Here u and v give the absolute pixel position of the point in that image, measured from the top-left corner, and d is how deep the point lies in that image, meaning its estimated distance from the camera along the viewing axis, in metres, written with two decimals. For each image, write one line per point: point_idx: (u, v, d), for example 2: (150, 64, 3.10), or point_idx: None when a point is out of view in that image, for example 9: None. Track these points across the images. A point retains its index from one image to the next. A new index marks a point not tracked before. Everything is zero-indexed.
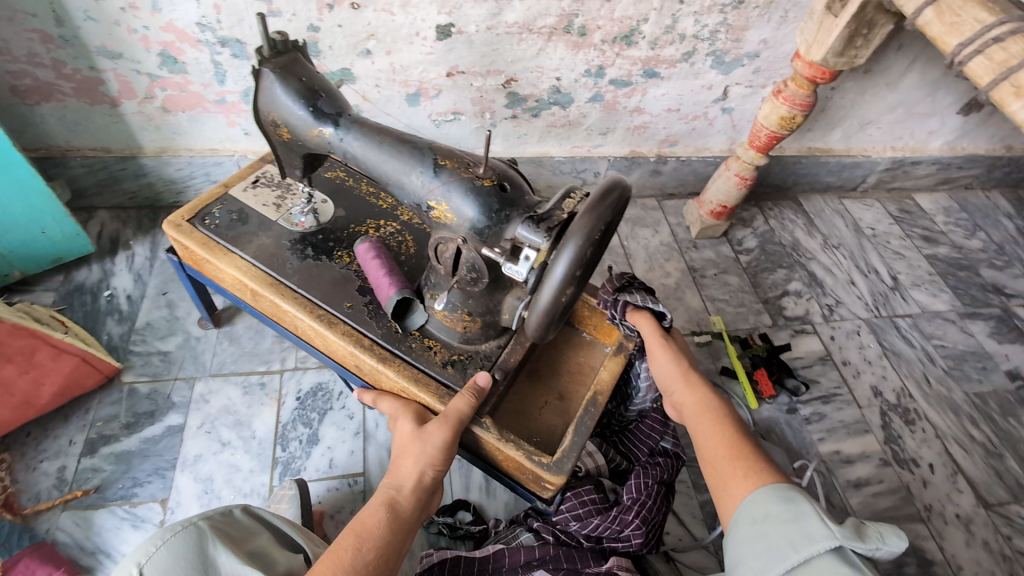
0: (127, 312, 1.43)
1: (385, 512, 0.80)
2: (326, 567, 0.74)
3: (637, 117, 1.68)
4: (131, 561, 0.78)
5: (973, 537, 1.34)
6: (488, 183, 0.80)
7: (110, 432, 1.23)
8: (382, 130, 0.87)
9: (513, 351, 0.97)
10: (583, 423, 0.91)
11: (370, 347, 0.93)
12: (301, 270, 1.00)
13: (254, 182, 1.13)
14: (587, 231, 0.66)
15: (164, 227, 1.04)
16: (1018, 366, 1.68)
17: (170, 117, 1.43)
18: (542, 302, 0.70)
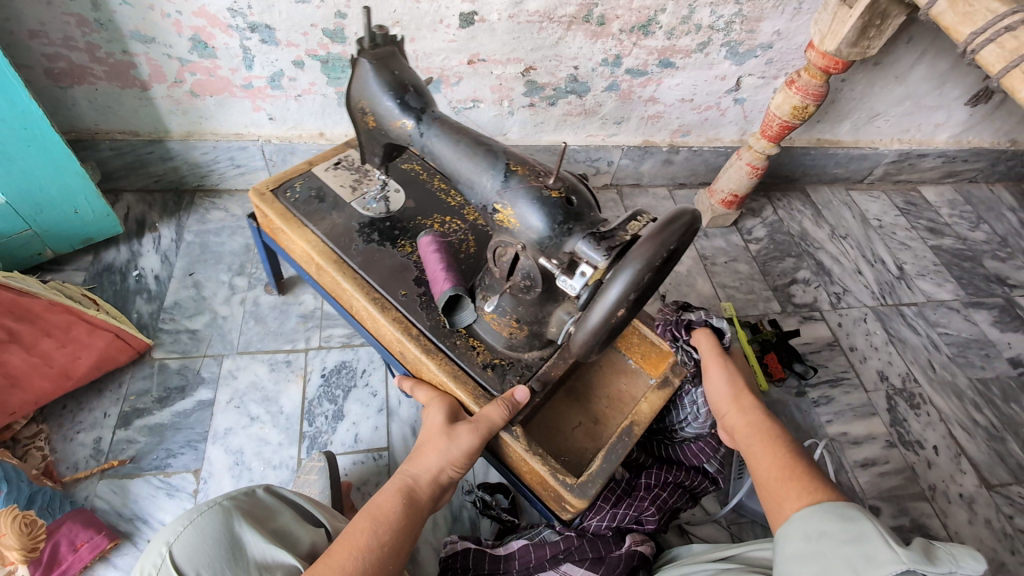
0: (156, 291, 1.47)
1: (400, 499, 0.83)
2: (341, 551, 0.77)
3: (651, 107, 1.72)
4: (160, 540, 0.78)
5: (976, 516, 1.38)
6: (556, 195, 0.80)
7: (142, 406, 1.27)
8: (461, 130, 0.90)
9: (556, 365, 0.99)
10: (614, 450, 0.91)
11: (416, 336, 0.98)
12: (362, 253, 1.06)
13: (336, 164, 1.21)
14: (649, 258, 0.66)
15: (251, 192, 1.14)
16: (1020, 354, 1.72)
17: (197, 101, 1.47)
18: (591, 320, 0.70)
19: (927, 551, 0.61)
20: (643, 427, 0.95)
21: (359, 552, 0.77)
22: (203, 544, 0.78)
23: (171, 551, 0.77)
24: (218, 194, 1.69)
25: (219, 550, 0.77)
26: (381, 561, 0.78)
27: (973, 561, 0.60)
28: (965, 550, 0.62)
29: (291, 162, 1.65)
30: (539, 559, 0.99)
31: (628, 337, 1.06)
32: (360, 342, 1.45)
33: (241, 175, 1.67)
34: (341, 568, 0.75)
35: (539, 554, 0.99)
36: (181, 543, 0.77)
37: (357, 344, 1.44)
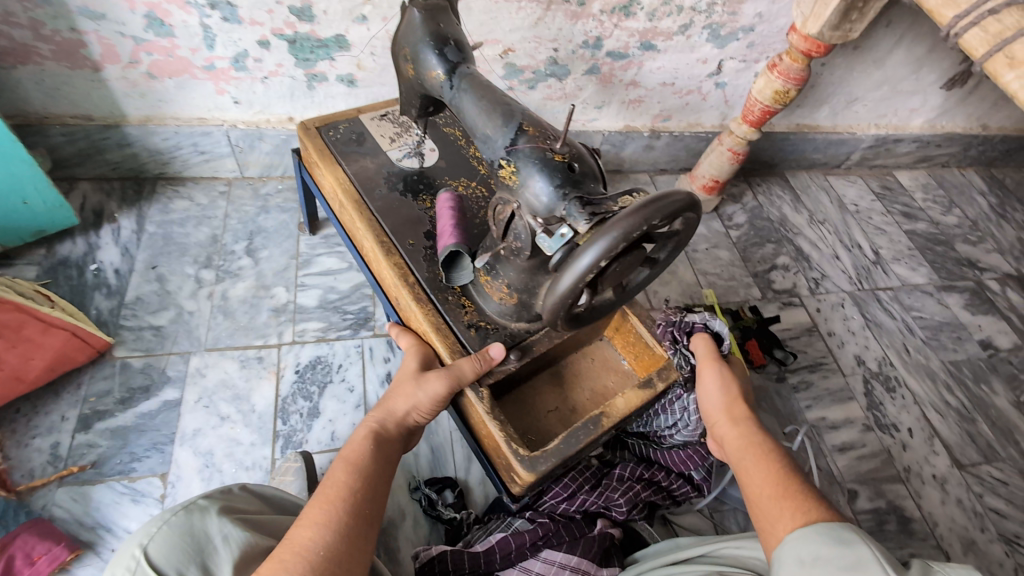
0: (116, 286, 1.39)
1: (369, 444, 0.82)
2: (316, 505, 0.73)
3: (632, 91, 1.68)
4: (133, 541, 0.70)
5: (948, 495, 1.42)
6: (558, 159, 0.76)
7: (104, 408, 1.21)
8: (489, 89, 0.86)
9: (539, 341, 0.95)
10: (575, 436, 0.87)
11: (411, 284, 0.97)
12: (381, 199, 1.07)
13: (382, 115, 1.23)
14: (628, 228, 0.62)
15: (299, 125, 1.20)
16: (990, 337, 1.76)
17: (155, 83, 1.38)
18: (561, 286, 0.67)
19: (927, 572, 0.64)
20: (613, 421, 0.89)
21: (335, 503, 0.73)
22: (183, 546, 0.71)
23: (147, 554, 0.69)
24: (181, 182, 1.61)
25: (198, 554, 0.71)
26: (360, 503, 0.75)
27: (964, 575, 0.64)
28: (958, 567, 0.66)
29: (258, 148, 1.57)
30: (519, 548, 0.96)
31: (624, 335, 1.01)
32: (336, 336, 1.40)
33: (206, 162, 1.59)
34: (315, 521, 0.71)
35: (518, 542, 0.96)
36: (158, 544, 0.70)
37: (333, 338, 1.39)
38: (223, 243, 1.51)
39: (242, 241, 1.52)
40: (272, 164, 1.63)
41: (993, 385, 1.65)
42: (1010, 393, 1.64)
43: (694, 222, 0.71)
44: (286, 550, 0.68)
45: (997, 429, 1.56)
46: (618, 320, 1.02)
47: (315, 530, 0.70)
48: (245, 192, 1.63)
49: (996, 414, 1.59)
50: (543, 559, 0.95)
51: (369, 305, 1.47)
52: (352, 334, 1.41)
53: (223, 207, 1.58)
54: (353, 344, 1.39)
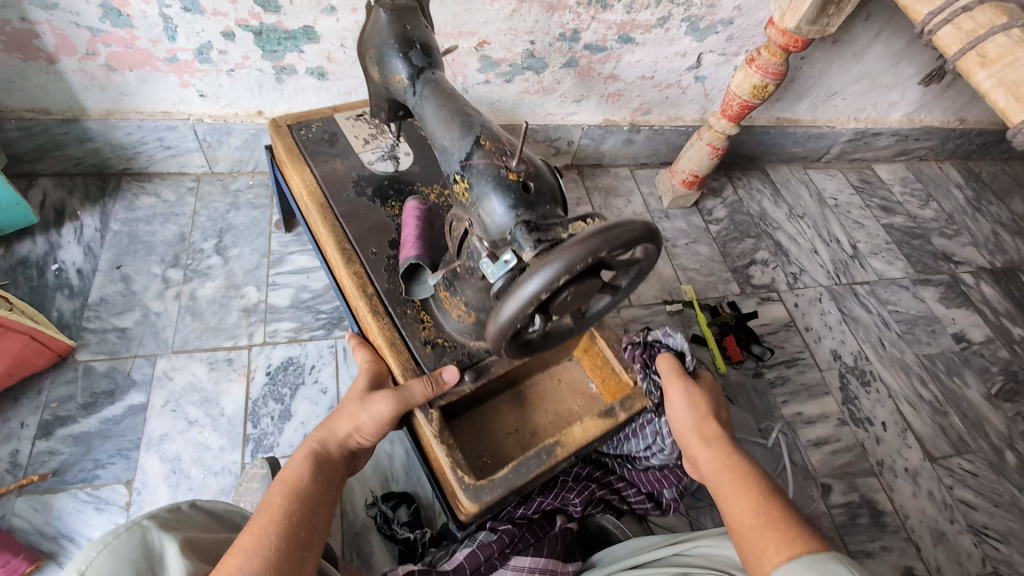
0: (79, 287, 1.35)
1: (308, 466, 0.80)
2: (251, 530, 0.71)
3: (611, 85, 1.66)
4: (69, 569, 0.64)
5: (920, 488, 1.44)
6: (513, 178, 0.74)
7: (66, 414, 1.17)
8: (450, 96, 0.86)
9: (497, 363, 0.94)
10: (525, 465, 0.86)
11: (369, 295, 0.96)
12: (350, 204, 1.07)
13: (359, 115, 1.22)
14: (574, 258, 0.60)
15: (270, 122, 1.19)
16: (964, 330, 1.78)
17: (115, 76, 1.33)
18: (504, 313, 0.64)
19: None
20: (568, 451, 0.88)
21: (271, 527, 0.71)
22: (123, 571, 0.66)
23: None
24: (147, 178, 1.56)
25: None
26: (299, 525, 0.73)
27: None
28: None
29: (227, 143, 1.53)
30: (488, 559, 0.94)
31: (592, 357, 1.02)
32: (309, 336, 1.37)
33: (173, 158, 1.54)
34: (246, 547, 0.68)
35: (486, 553, 0.94)
36: (97, 568, 0.65)
37: (305, 338, 1.36)
38: (191, 242, 1.47)
39: (212, 239, 1.48)
40: (242, 159, 1.58)
41: (965, 377, 1.68)
42: (981, 385, 1.67)
43: (655, 251, 0.70)
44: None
45: (968, 421, 1.59)
46: (586, 341, 1.03)
47: (245, 556, 0.67)
48: (214, 188, 1.58)
49: (967, 407, 1.61)
50: (512, 568, 0.93)
51: (343, 304, 1.44)
52: (324, 334, 1.38)
53: (191, 204, 1.54)
54: (327, 345, 1.36)
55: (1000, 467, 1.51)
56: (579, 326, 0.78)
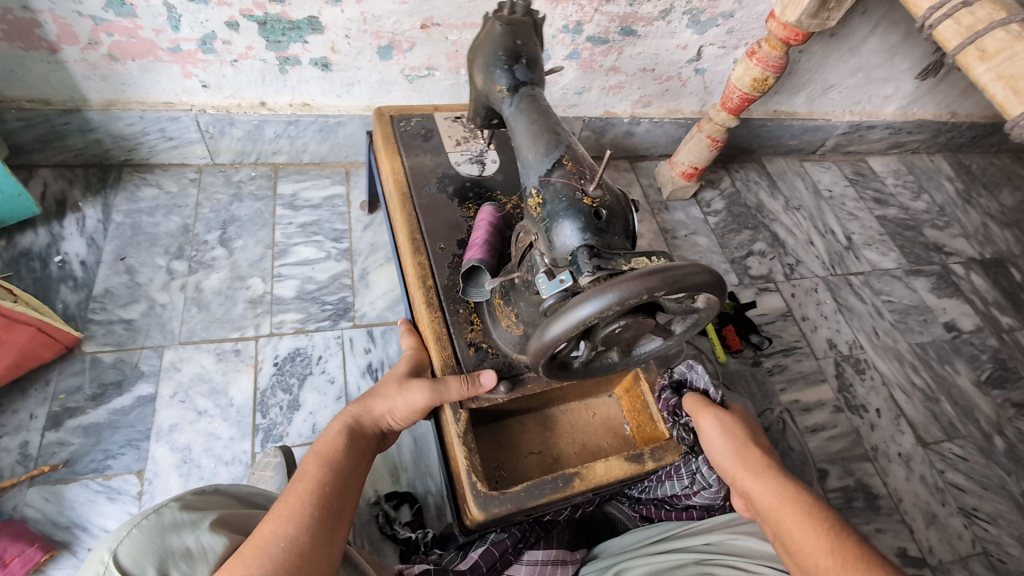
0: (83, 279, 1.34)
1: (343, 438, 0.82)
2: (289, 497, 0.73)
3: (613, 77, 1.67)
4: (103, 548, 0.68)
5: (913, 472, 1.48)
6: (586, 203, 0.76)
7: (75, 405, 1.18)
8: (544, 114, 0.91)
9: (534, 380, 0.92)
10: (539, 487, 0.84)
11: (428, 288, 0.99)
12: (429, 199, 1.11)
13: (456, 117, 1.27)
14: (630, 292, 0.61)
15: (374, 110, 1.26)
16: (954, 319, 1.83)
17: (118, 66, 1.32)
18: (551, 332, 0.65)
19: None
20: (586, 485, 0.85)
21: (308, 495, 0.73)
22: (152, 549, 0.68)
23: (116, 558, 0.67)
24: (148, 169, 1.55)
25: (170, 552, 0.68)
26: (334, 495, 0.75)
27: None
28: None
29: (230, 134, 1.52)
30: (503, 554, 0.93)
31: (631, 400, 0.99)
32: (315, 327, 1.38)
33: (175, 148, 1.53)
34: (287, 513, 0.70)
35: (501, 549, 0.93)
36: (127, 548, 0.67)
37: (312, 329, 1.37)
38: (195, 233, 1.47)
39: (215, 231, 1.48)
40: (244, 150, 1.58)
41: (956, 365, 1.72)
42: (971, 372, 1.72)
43: (717, 302, 0.70)
44: (259, 542, 0.67)
45: (959, 408, 1.63)
46: (630, 381, 0.99)
47: (288, 522, 0.69)
48: (217, 179, 1.58)
49: (958, 394, 1.66)
50: (526, 562, 0.92)
51: (348, 295, 1.44)
52: (331, 325, 1.39)
53: (193, 195, 1.53)
54: (333, 335, 1.37)
55: (989, 451, 1.56)
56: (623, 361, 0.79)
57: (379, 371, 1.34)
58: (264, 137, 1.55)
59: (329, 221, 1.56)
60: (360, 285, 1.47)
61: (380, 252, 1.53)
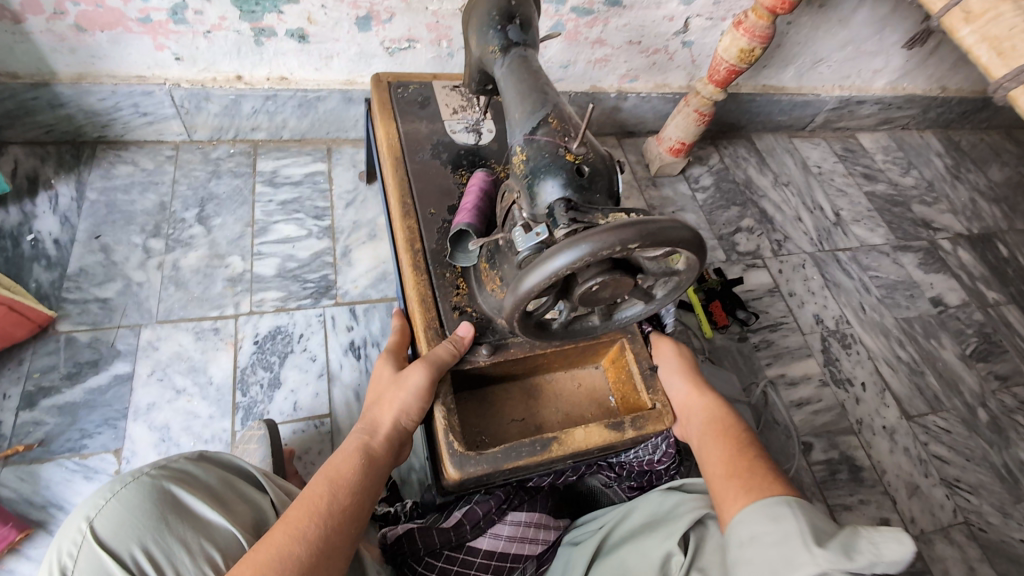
0: (57, 257, 1.31)
1: (359, 459, 0.76)
2: (295, 520, 0.69)
3: (598, 50, 1.64)
4: (81, 514, 0.72)
5: (896, 445, 1.49)
6: (569, 160, 0.76)
7: (49, 384, 1.16)
8: (534, 73, 0.90)
9: (518, 344, 0.90)
10: (516, 450, 0.82)
11: (416, 252, 0.98)
12: (421, 163, 1.10)
13: (455, 86, 1.25)
14: (603, 243, 0.60)
15: (371, 77, 1.24)
16: (941, 294, 1.83)
17: (86, 37, 1.28)
18: (525, 285, 0.64)
19: (847, 546, 0.60)
20: (564, 450, 0.83)
21: (313, 523, 0.70)
22: (125, 521, 0.71)
23: (93, 528, 0.70)
24: (123, 146, 1.51)
25: (139, 526, 0.71)
26: (346, 521, 0.72)
27: (896, 545, 0.58)
28: (890, 531, 0.61)
29: (206, 110, 1.49)
30: (486, 514, 0.91)
31: (618, 368, 0.96)
32: (296, 305, 1.36)
33: (150, 125, 1.50)
34: (299, 536, 0.68)
35: (484, 509, 0.90)
36: (105, 518, 0.71)
37: (293, 308, 1.35)
38: (172, 211, 1.44)
39: (193, 209, 1.45)
40: (221, 127, 1.54)
41: (941, 339, 1.72)
42: (956, 346, 1.72)
43: (697, 264, 0.70)
44: (269, 564, 0.65)
45: (944, 381, 1.64)
46: (615, 351, 0.96)
47: (300, 542, 0.68)
48: (194, 157, 1.54)
49: (943, 368, 1.66)
50: (510, 523, 0.91)
51: (330, 273, 1.42)
52: (312, 303, 1.37)
53: (170, 172, 1.50)
54: (315, 313, 1.35)
55: (972, 424, 1.57)
56: (604, 324, 0.79)
57: (362, 349, 1.33)
58: (242, 112, 1.51)
59: (310, 198, 1.53)
60: (342, 262, 1.44)
61: (363, 230, 1.50)
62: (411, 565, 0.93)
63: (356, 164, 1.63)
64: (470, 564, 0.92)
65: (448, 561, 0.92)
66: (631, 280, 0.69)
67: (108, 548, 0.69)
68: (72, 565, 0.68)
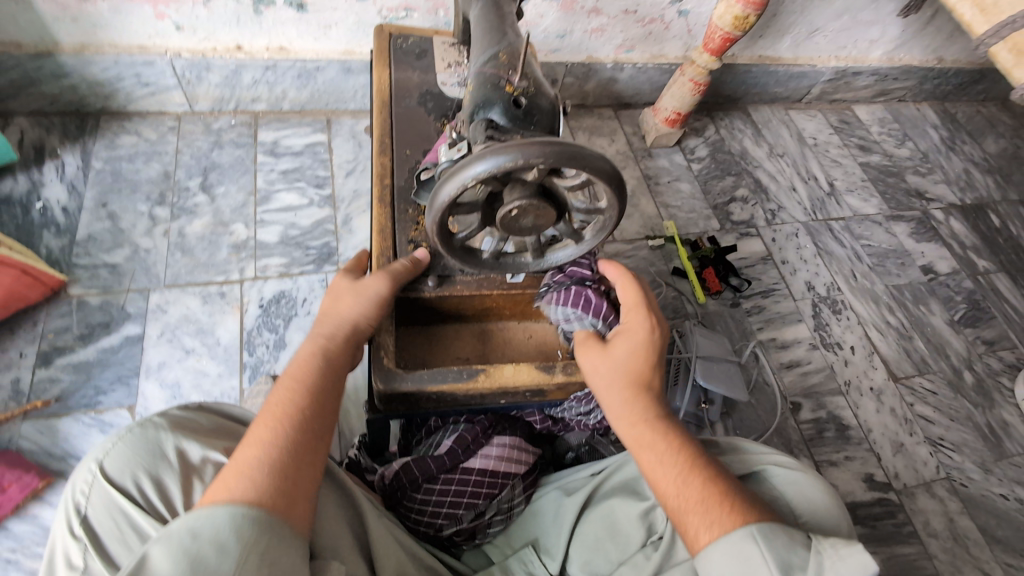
0: (65, 225, 1.35)
1: (315, 360, 0.77)
2: (264, 426, 0.68)
3: (594, 19, 1.65)
4: (90, 458, 0.68)
5: (883, 405, 1.54)
6: (509, 90, 0.80)
7: (64, 344, 1.21)
8: (501, 15, 0.96)
9: (465, 284, 0.95)
10: (443, 373, 0.88)
11: (386, 186, 1.05)
12: (406, 109, 1.16)
13: (453, 43, 1.30)
14: (517, 154, 0.64)
15: (374, 29, 1.32)
16: (931, 262, 1.86)
17: (87, 6, 1.29)
18: (446, 193, 0.68)
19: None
20: (490, 381, 0.89)
21: (279, 423, 0.68)
22: (138, 460, 0.67)
23: (102, 470, 0.67)
24: (126, 117, 1.54)
25: (151, 471, 0.67)
26: (313, 420, 0.71)
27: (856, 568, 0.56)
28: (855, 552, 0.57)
29: (207, 80, 1.51)
30: (475, 439, 0.96)
31: None
32: (299, 271, 1.39)
33: (152, 95, 1.52)
34: (262, 442, 0.66)
35: (473, 433, 0.96)
36: (116, 459, 0.67)
37: (296, 273, 1.39)
38: (176, 179, 1.47)
39: (197, 177, 1.48)
40: (222, 98, 1.57)
41: (931, 306, 1.76)
42: (945, 312, 1.76)
43: (618, 203, 0.74)
44: (230, 478, 0.62)
45: (932, 345, 1.68)
46: None
47: (262, 448, 0.66)
48: (196, 127, 1.57)
49: (931, 333, 1.70)
50: (497, 445, 0.97)
51: (332, 241, 1.46)
52: (315, 269, 1.40)
53: (173, 142, 1.52)
54: (317, 279, 1.39)
55: (958, 386, 1.62)
56: (535, 263, 0.85)
57: None
58: (243, 82, 1.53)
59: (311, 168, 1.56)
60: (344, 230, 1.48)
61: (363, 198, 1.53)
62: (408, 497, 0.92)
63: (356, 135, 1.65)
64: (466, 487, 0.92)
65: (445, 485, 0.92)
66: (554, 213, 0.75)
67: (122, 488, 0.66)
68: (84, 502, 0.65)
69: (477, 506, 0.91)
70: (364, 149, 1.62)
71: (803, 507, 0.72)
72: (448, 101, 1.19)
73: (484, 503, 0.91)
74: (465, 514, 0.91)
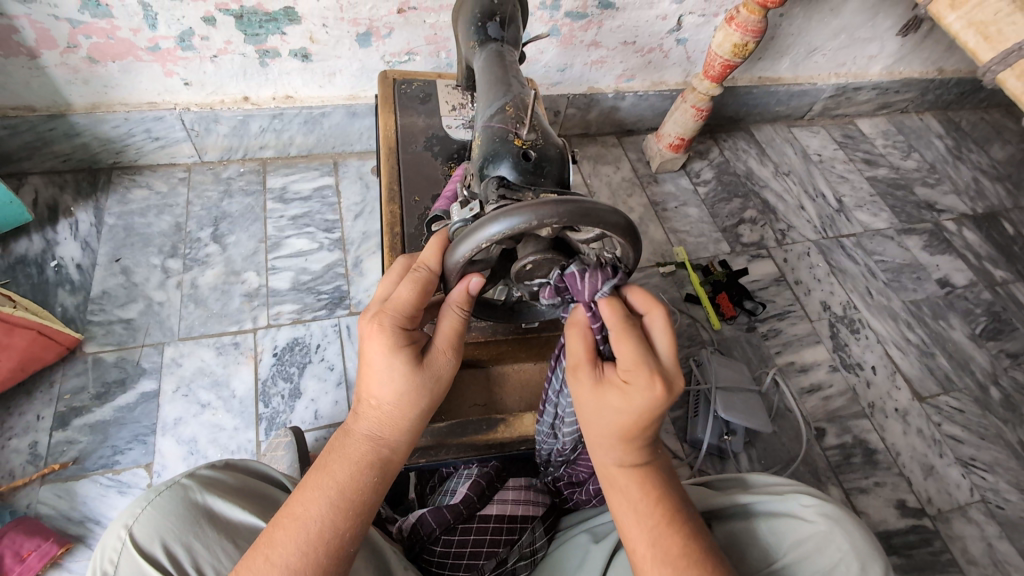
0: (80, 282, 1.36)
1: (374, 450, 0.65)
2: (311, 505, 0.62)
3: (594, 52, 1.67)
4: (120, 523, 0.67)
5: (909, 426, 1.50)
6: (518, 145, 0.80)
7: (80, 404, 1.21)
8: (505, 65, 0.98)
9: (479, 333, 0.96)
10: (464, 426, 0.91)
11: (397, 235, 1.05)
12: (414, 154, 1.17)
13: (455, 85, 1.31)
14: (532, 214, 0.63)
15: (378, 75, 1.33)
16: (947, 275, 1.83)
17: (98, 68, 1.32)
18: (461, 251, 0.68)
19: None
20: (513, 430, 0.92)
21: (331, 508, 0.62)
22: (167, 524, 0.66)
23: (132, 535, 0.66)
24: (137, 171, 1.56)
25: (181, 536, 0.66)
26: (360, 514, 0.63)
27: None
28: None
29: (215, 131, 1.53)
30: (489, 484, 0.94)
31: None
32: (311, 317, 1.39)
33: (162, 148, 1.54)
34: (306, 525, 0.60)
35: (487, 478, 0.94)
36: (145, 525, 0.66)
37: (309, 319, 1.39)
38: (187, 231, 1.48)
39: (208, 228, 1.49)
40: (231, 147, 1.59)
41: (950, 320, 1.73)
42: (966, 326, 1.73)
43: (633, 253, 0.73)
44: None
45: (955, 361, 1.65)
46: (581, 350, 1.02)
47: (303, 537, 0.59)
48: (206, 177, 1.59)
49: (953, 348, 1.67)
50: (511, 488, 0.94)
51: (343, 284, 1.46)
52: (327, 314, 1.40)
53: (183, 194, 1.54)
54: (330, 324, 1.39)
55: (986, 402, 1.58)
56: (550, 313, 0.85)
57: None
58: (251, 131, 1.55)
59: (320, 213, 1.57)
60: (354, 273, 1.48)
61: (373, 240, 1.54)
62: (427, 550, 0.89)
63: (363, 176, 1.66)
64: (483, 536, 0.88)
65: (464, 534, 0.89)
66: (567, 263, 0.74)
67: (150, 556, 0.64)
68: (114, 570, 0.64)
69: (499, 554, 0.86)
70: (371, 191, 1.63)
71: (841, 538, 0.68)
72: (454, 144, 1.20)
73: (505, 550, 0.87)
74: (486, 563, 0.86)
